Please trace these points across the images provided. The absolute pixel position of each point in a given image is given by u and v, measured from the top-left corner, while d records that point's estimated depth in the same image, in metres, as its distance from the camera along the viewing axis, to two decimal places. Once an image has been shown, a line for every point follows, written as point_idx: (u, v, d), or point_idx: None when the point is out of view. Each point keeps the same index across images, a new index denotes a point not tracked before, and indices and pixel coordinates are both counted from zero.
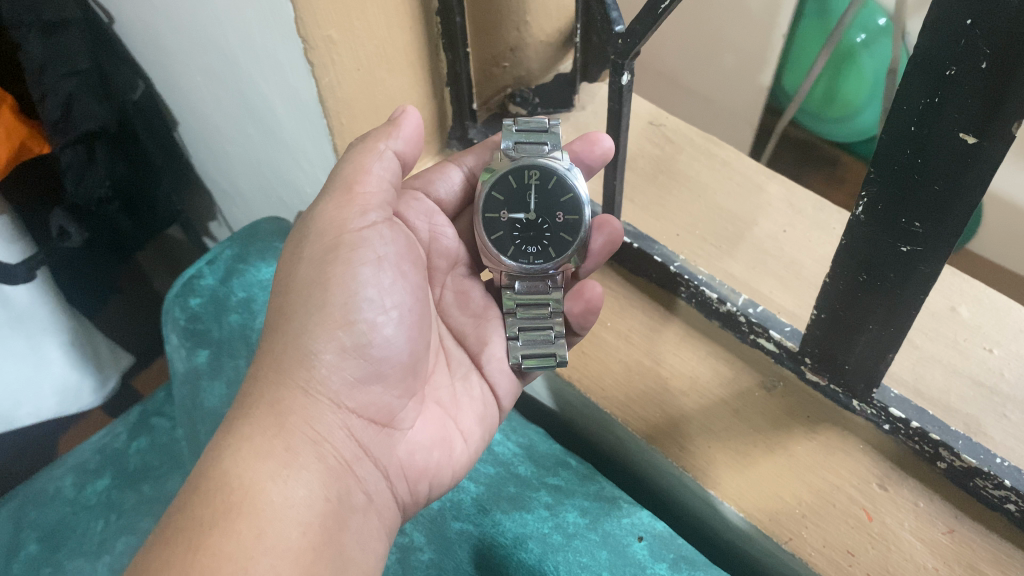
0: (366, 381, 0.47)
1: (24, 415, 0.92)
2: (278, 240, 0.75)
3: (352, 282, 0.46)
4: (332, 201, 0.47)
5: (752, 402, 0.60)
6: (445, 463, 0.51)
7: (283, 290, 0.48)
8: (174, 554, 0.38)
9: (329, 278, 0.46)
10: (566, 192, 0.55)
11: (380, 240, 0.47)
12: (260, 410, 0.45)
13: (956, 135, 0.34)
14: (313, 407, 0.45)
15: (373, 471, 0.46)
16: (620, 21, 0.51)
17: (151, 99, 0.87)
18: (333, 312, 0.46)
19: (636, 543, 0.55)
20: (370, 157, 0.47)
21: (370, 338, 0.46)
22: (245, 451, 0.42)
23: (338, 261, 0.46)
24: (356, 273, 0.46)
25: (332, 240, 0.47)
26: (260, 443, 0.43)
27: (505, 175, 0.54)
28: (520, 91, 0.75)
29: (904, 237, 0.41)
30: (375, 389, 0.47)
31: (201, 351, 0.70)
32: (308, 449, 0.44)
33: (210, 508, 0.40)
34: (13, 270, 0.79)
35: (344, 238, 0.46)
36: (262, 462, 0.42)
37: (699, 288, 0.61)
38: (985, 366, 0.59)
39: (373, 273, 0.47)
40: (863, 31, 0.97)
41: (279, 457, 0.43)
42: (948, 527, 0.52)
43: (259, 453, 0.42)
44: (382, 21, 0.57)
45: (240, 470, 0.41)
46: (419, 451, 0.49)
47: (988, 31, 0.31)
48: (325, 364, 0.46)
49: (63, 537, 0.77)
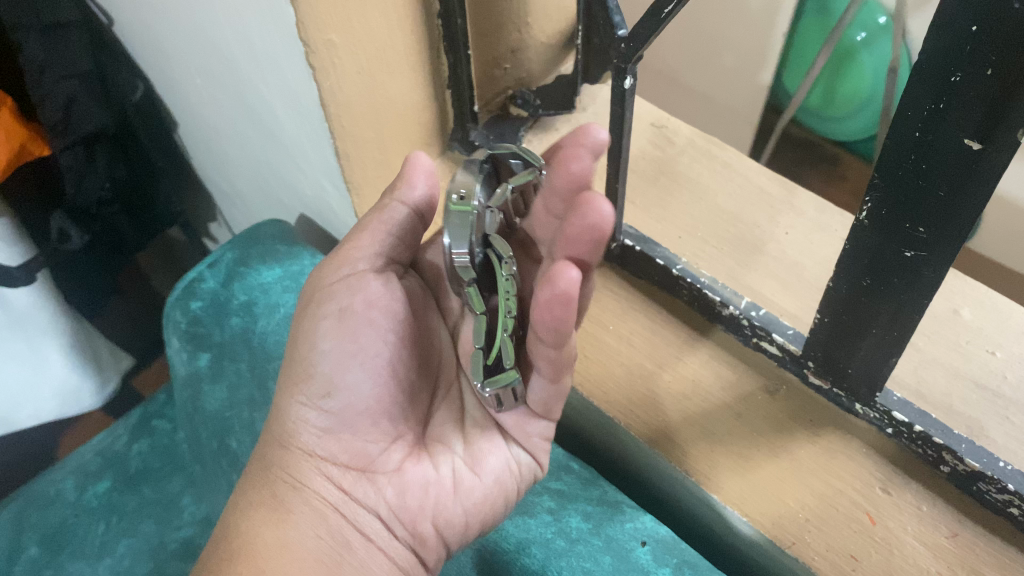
0: (333, 429, 0.49)
1: (24, 417, 0.93)
2: (279, 242, 0.73)
3: (313, 335, 0.48)
4: (326, 259, 0.51)
5: (755, 406, 0.59)
6: (447, 499, 0.49)
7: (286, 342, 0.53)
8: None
9: (303, 332, 0.49)
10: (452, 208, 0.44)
11: (346, 292, 0.48)
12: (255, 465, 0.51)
13: (960, 142, 0.34)
14: (290, 457, 0.49)
15: (362, 513, 0.48)
16: (623, 25, 0.51)
17: (151, 102, 0.86)
18: (298, 366, 0.49)
19: (640, 548, 0.54)
20: (373, 213, 0.49)
21: (332, 380, 0.48)
22: (241, 506, 0.49)
23: (310, 316, 0.49)
24: (319, 326, 0.48)
25: (313, 294, 0.50)
26: (251, 494, 0.49)
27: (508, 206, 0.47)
28: (522, 92, 0.74)
29: (909, 242, 0.41)
30: (344, 436, 0.49)
31: (202, 355, 0.69)
32: (294, 497, 0.48)
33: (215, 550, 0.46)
34: (13, 273, 0.79)
35: (323, 290, 0.49)
36: (256, 510, 0.48)
37: (701, 291, 0.61)
38: (987, 368, 0.59)
39: (334, 326, 0.48)
40: (863, 30, 0.98)
41: (269, 504, 0.48)
42: (952, 531, 0.52)
43: (252, 504, 0.48)
44: (383, 24, 0.56)
45: (240, 518, 0.47)
46: (409, 490, 0.49)
47: (993, 38, 0.30)
48: (295, 417, 0.49)
49: (64, 540, 0.77)
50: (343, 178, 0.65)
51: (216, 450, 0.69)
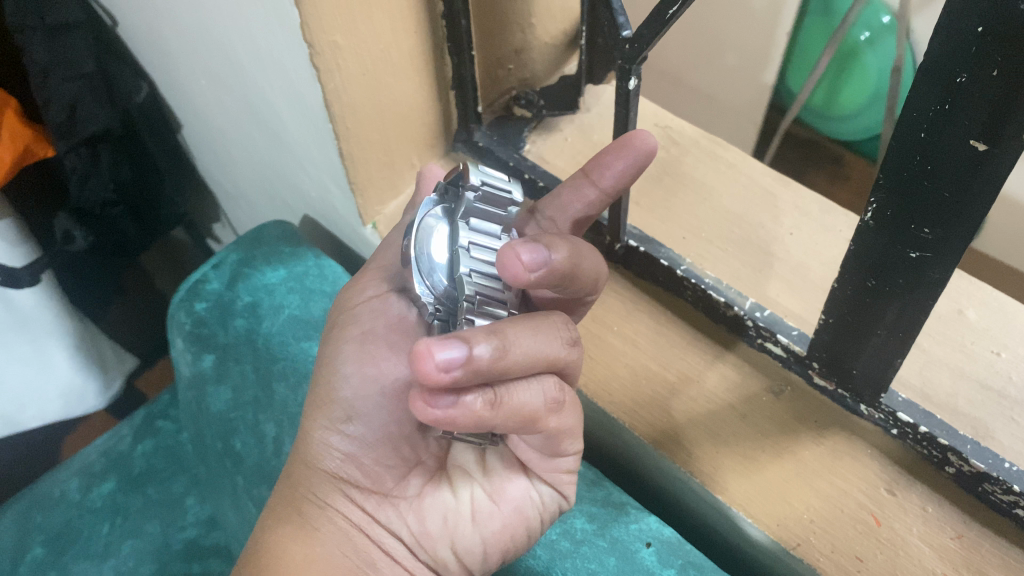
0: (355, 451, 0.49)
1: (29, 418, 0.93)
2: (285, 243, 0.73)
3: (335, 358, 0.49)
4: (351, 285, 0.52)
5: (760, 408, 0.59)
6: (466, 526, 0.50)
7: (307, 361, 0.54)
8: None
9: (324, 355, 0.50)
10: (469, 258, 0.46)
11: (367, 316, 0.49)
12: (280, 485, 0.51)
13: (965, 143, 0.34)
14: (313, 476, 0.49)
15: (385, 534, 0.49)
16: (627, 27, 0.50)
17: (155, 102, 0.85)
18: (319, 388, 0.49)
19: (645, 549, 0.54)
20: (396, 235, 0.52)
21: (353, 404, 0.48)
22: (270, 520, 0.49)
23: (332, 339, 0.50)
24: (341, 349, 0.49)
25: (337, 317, 0.51)
26: (280, 510, 0.49)
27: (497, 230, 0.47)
28: (525, 93, 0.74)
29: (915, 243, 0.41)
30: (365, 458, 0.49)
31: (206, 356, 0.69)
32: (317, 512, 0.48)
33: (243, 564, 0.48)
34: (16, 274, 0.79)
35: (348, 311, 0.50)
36: (282, 526, 0.48)
37: (705, 292, 0.61)
38: (992, 369, 0.59)
39: (355, 351, 0.48)
40: (866, 29, 0.98)
41: (294, 522, 0.48)
42: (957, 532, 0.52)
43: (278, 519, 0.49)
44: (388, 26, 0.56)
45: (267, 535, 0.48)
46: (430, 515, 0.50)
47: (999, 39, 0.30)
48: (316, 439, 0.49)
49: (69, 540, 0.78)
50: (347, 179, 0.65)
51: (221, 451, 0.70)
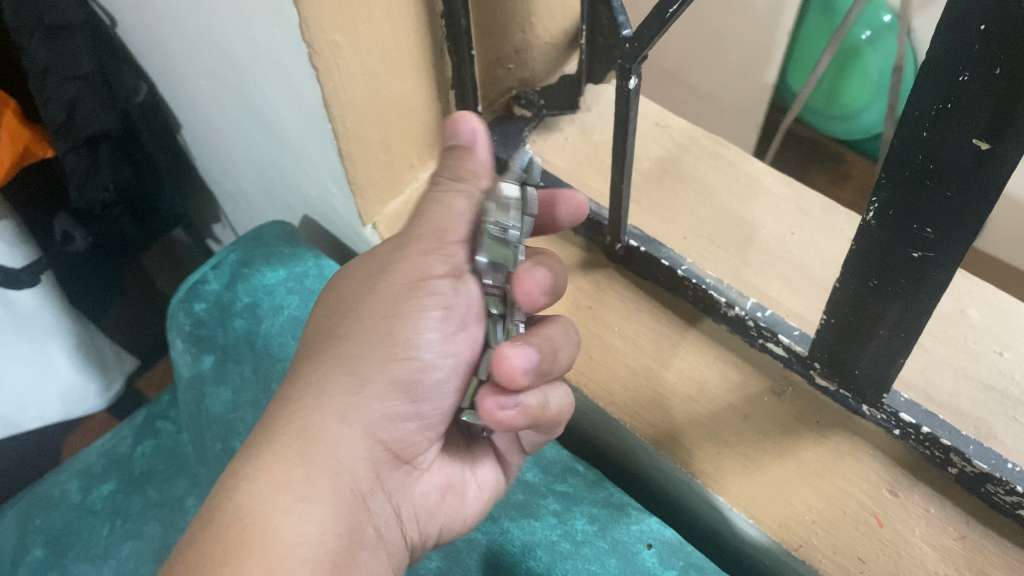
0: (404, 417, 0.47)
1: (29, 418, 0.93)
2: (284, 244, 0.73)
3: (416, 321, 0.47)
4: (413, 247, 0.47)
5: (762, 408, 0.59)
6: (456, 512, 0.53)
7: (336, 313, 0.48)
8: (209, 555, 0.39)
9: (397, 314, 0.47)
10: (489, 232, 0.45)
11: (444, 294, 0.47)
12: (287, 437, 0.44)
13: (968, 142, 0.34)
14: (339, 435, 0.45)
15: (384, 505, 0.47)
16: (627, 26, 0.50)
17: (155, 103, 0.86)
18: (396, 343, 0.46)
19: (646, 551, 0.54)
20: (456, 198, 0.46)
21: (422, 377, 0.47)
22: (265, 481, 0.42)
23: (410, 303, 0.47)
24: (421, 316, 0.47)
25: (406, 283, 0.47)
26: (279, 473, 0.42)
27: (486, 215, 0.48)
28: (525, 92, 0.74)
29: (917, 243, 0.40)
30: (408, 426, 0.48)
31: (206, 358, 0.69)
32: (325, 480, 0.43)
33: (221, 544, 0.39)
34: (16, 275, 0.79)
35: (409, 283, 0.47)
36: (279, 493, 0.41)
37: (706, 291, 0.61)
38: (995, 369, 0.58)
39: (437, 322, 0.47)
40: (867, 28, 0.99)
41: (295, 489, 0.42)
42: (960, 533, 0.52)
43: (278, 483, 0.42)
44: (387, 24, 0.56)
45: (255, 504, 0.41)
46: (432, 491, 0.51)
47: (1003, 36, 0.30)
48: (372, 394, 0.46)
49: (68, 542, 0.78)
50: (347, 179, 0.65)
51: (219, 452, 0.68)
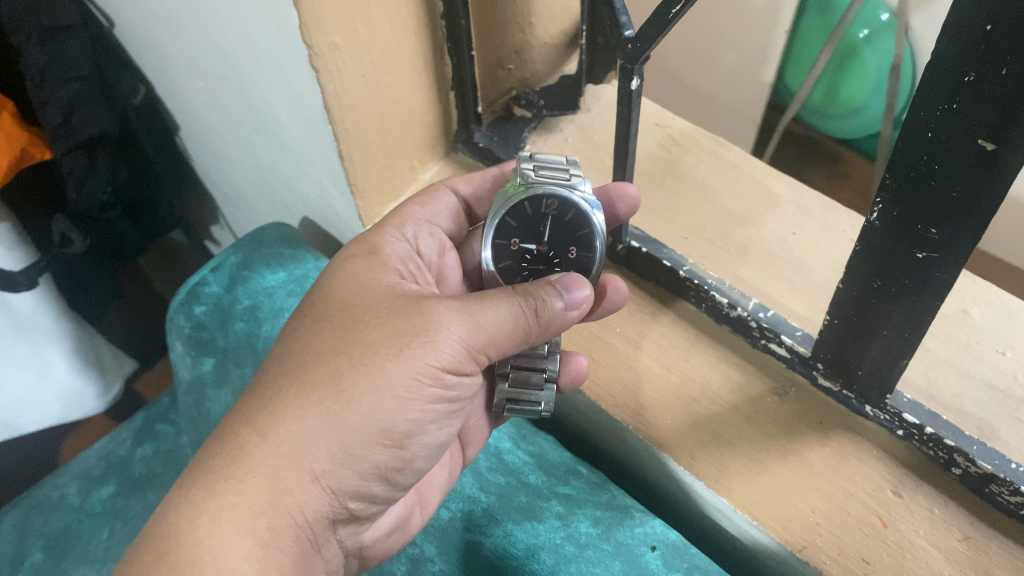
0: (368, 492, 0.46)
1: (28, 422, 0.93)
2: (284, 245, 0.73)
3: (417, 412, 0.45)
4: (445, 336, 0.44)
5: (765, 409, 0.59)
6: (401, 536, 0.54)
7: (347, 352, 0.44)
8: None
9: (398, 404, 0.44)
10: (582, 227, 0.53)
11: (452, 385, 0.47)
12: (255, 483, 0.42)
13: (974, 142, 0.34)
14: (312, 494, 0.43)
15: (335, 552, 0.48)
16: (630, 26, 0.50)
17: (153, 105, 0.86)
18: (393, 431, 0.45)
19: (649, 553, 0.54)
20: (504, 307, 0.46)
21: (401, 460, 0.47)
22: (226, 522, 0.40)
23: (417, 396, 0.45)
24: (423, 407, 0.45)
25: (425, 374, 0.44)
26: (243, 517, 0.41)
27: (521, 202, 0.53)
28: (525, 93, 0.73)
29: (921, 243, 0.40)
30: (368, 500, 0.47)
31: (207, 360, 0.69)
32: (287, 529, 0.42)
33: None
34: (15, 278, 0.80)
35: (422, 373, 0.44)
36: (243, 539, 0.40)
37: (709, 293, 0.60)
38: (997, 369, 0.58)
39: (429, 410, 0.46)
40: (865, 27, 1.00)
41: (259, 536, 0.41)
42: (964, 534, 0.52)
43: (241, 528, 0.40)
44: (387, 26, 0.56)
45: (216, 543, 0.40)
46: (381, 527, 0.52)
47: (1011, 35, 0.29)
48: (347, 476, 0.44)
49: (68, 545, 0.77)
50: (347, 180, 0.65)
51: None
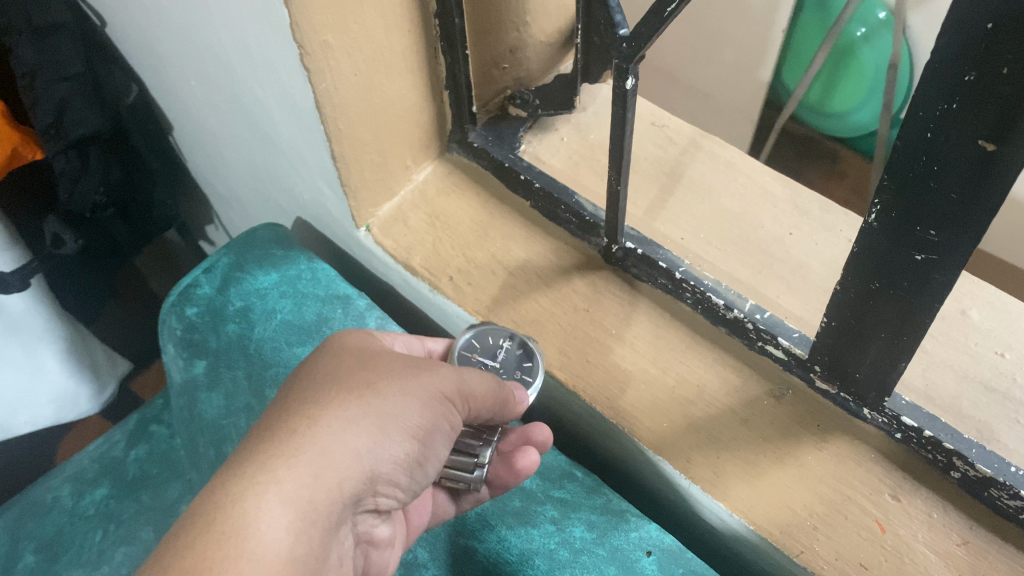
0: (389, 491, 0.47)
1: (22, 423, 0.95)
2: (276, 246, 0.72)
3: (434, 428, 0.48)
4: (446, 373, 0.48)
5: (762, 411, 0.58)
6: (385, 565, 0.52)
7: (370, 367, 0.46)
8: (201, 560, 0.36)
9: (422, 411, 0.46)
10: (529, 360, 0.59)
11: (456, 416, 0.50)
12: (302, 458, 0.41)
13: (974, 143, 0.33)
14: (352, 477, 0.43)
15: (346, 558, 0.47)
16: (625, 25, 0.49)
17: (146, 104, 0.85)
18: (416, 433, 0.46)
19: (645, 558, 0.54)
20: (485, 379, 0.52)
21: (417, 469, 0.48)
22: (270, 493, 0.39)
23: (437, 407, 0.47)
24: (439, 424, 0.48)
25: (439, 390, 0.48)
26: (288, 489, 0.40)
27: (484, 330, 0.60)
28: (520, 92, 0.72)
29: (920, 245, 0.39)
30: (385, 502, 0.48)
31: (199, 362, 0.68)
32: (325, 508, 0.41)
33: (221, 550, 0.37)
34: (6, 279, 0.79)
35: (436, 394, 0.47)
36: (282, 512, 0.39)
37: (705, 294, 0.59)
38: (996, 370, 0.58)
39: (444, 425, 0.48)
40: (863, 25, 1.03)
41: (299, 510, 0.40)
42: (963, 539, 0.51)
43: (283, 501, 0.39)
44: (380, 25, 0.55)
45: (257, 515, 0.38)
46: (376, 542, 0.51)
47: (1012, 34, 0.29)
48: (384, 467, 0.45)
49: (60, 548, 0.77)
50: (340, 180, 0.64)
51: (213, 458, 0.67)
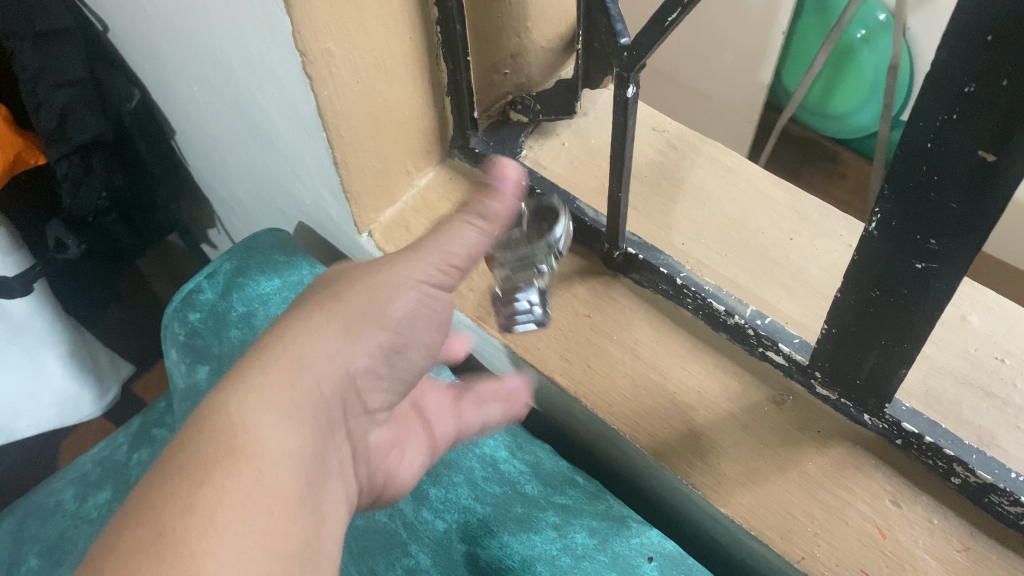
0: (376, 387, 0.50)
1: (24, 426, 0.95)
2: (278, 251, 0.72)
3: (406, 325, 0.49)
4: (421, 260, 0.48)
5: (763, 417, 0.58)
6: (399, 468, 0.55)
7: (339, 278, 0.48)
8: (196, 467, 0.39)
9: (390, 306, 0.48)
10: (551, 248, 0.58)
11: (441, 303, 0.51)
12: (277, 368, 0.43)
13: (974, 153, 0.33)
14: (330, 374, 0.45)
15: (349, 459, 0.48)
16: (626, 33, 0.49)
17: (149, 109, 0.85)
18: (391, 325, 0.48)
19: (646, 564, 0.54)
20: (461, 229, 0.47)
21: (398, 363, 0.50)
22: (251, 400, 0.41)
23: (402, 298, 0.48)
24: (411, 314, 0.49)
25: (397, 285, 0.48)
26: (267, 398, 0.42)
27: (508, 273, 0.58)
28: (521, 98, 0.72)
29: (920, 254, 0.40)
30: (377, 397, 0.50)
31: (202, 367, 0.68)
32: (308, 409, 0.44)
33: (207, 452, 0.39)
34: (9, 284, 0.79)
35: (401, 279, 0.48)
36: (263, 416, 0.41)
37: (705, 300, 0.60)
38: (996, 375, 0.58)
39: (420, 317, 0.50)
40: (863, 28, 1.03)
41: (282, 417, 0.42)
42: (964, 545, 0.51)
43: (264, 409, 0.42)
44: (381, 32, 0.55)
45: (240, 418, 0.41)
46: (381, 448, 0.53)
47: (1012, 47, 0.29)
48: (362, 367, 0.47)
49: (64, 551, 0.77)
50: (343, 186, 0.64)
51: None
